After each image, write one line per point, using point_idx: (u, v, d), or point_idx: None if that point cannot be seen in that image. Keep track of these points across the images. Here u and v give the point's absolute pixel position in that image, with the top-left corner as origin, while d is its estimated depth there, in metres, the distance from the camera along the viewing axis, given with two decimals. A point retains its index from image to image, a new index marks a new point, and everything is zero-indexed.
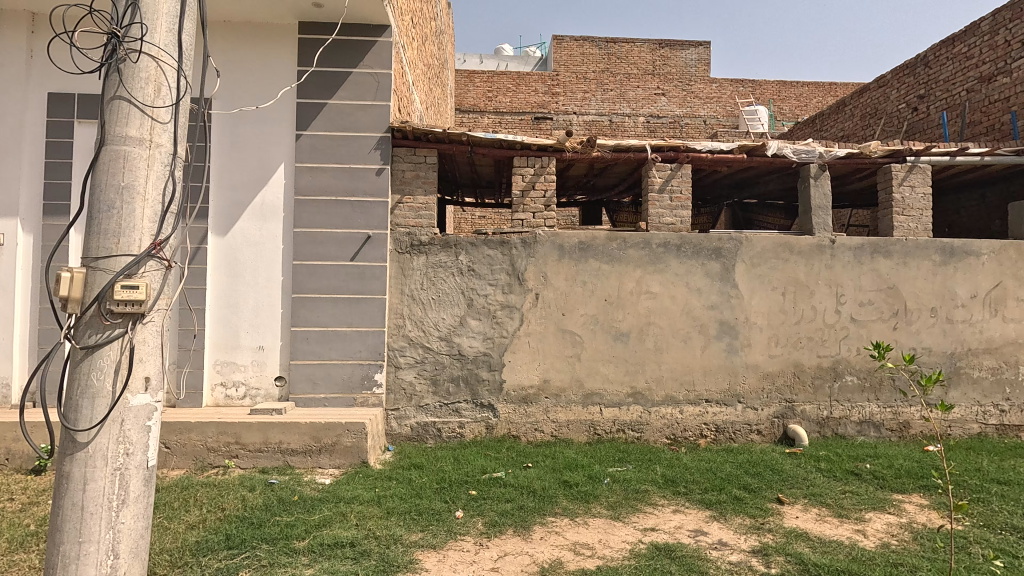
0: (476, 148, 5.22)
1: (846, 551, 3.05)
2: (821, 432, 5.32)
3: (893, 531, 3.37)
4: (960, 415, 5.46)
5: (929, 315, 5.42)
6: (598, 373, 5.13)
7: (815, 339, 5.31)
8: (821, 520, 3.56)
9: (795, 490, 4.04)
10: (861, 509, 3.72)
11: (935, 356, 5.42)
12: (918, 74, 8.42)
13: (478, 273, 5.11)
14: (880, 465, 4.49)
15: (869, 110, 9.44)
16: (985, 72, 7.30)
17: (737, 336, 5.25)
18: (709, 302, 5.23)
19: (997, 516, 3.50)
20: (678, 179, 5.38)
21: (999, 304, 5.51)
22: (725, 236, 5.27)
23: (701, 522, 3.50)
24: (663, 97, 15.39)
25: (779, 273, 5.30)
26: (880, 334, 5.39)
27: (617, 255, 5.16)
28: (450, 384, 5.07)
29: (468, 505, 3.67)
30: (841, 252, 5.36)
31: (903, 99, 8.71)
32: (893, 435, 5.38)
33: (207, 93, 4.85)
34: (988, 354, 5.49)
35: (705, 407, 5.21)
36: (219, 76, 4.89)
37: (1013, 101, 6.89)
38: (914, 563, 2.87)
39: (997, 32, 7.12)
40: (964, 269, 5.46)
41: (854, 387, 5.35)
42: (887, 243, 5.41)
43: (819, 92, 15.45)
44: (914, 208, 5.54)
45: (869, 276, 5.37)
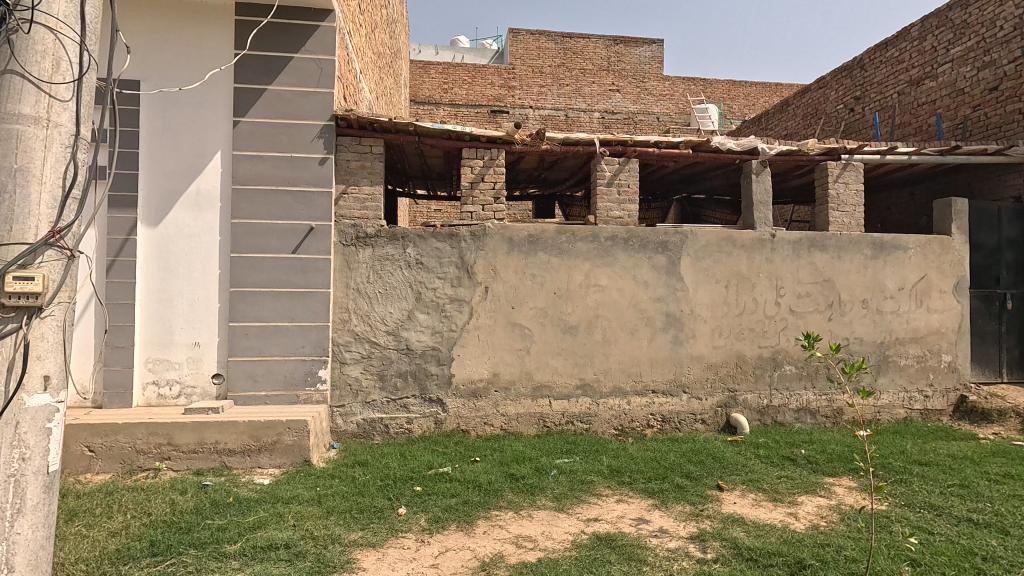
0: (425, 139, 5.14)
1: (778, 533, 3.16)
2: (761, 420, 5.50)
3: (823, 513, 3.51)
4: (888, 401, 5.75)
5: (862, 307, 5.68)
6: (548, 366, 5.14)
7: (756, 330, 5.49)
8: (757, 504, 3.67)
9: (734, 476, 4.15)
10: (795, 492, 3.86)
11: (867, 345, 5.69)
12: (855, 76, 8.79)
13: (427, 266, 5.03)
14: (813, 451, 4.68)
15: (810, 110, 9.82)
16: (914, 75, 7.69)
17: (683, 328, 5.36)
18: (656, 294, 5.32)
19: (916, 495, 3.70)
20: (626, 174, 5.45)
21: (925, 295, 5.82)
22: (671, 230, 5.35)
23: (643, 511, 3.56)
24: (618, 93, 15.53)
25: (723, 266, 5.44)
26: (816, 325, 5.60)
27: (566, 248, 5.18)
28: (398, 380, 4.97)
29: (411, 502, 3.61)
30: (780, 246, 5.54)
31: (841, 100, 9.09)
32: (828, 421, 5.62)
33: (117, 72, 4.51)
34: (914, 343, 5.80)
35: (653, 398, 5.30)
36: (130, 52, 4.59)
37: (939, 104, 7.30)
38: (839, 543, 2.99)
39: (925, 37, 7.50)
40: (894, 263, 5.74)
41: (792, 376, 5.56)
42: (823, 238, 5.62)
43: (766, 92, 16.03)
44: (849, 204, 5.79)
45: (807, 269, 5.58)
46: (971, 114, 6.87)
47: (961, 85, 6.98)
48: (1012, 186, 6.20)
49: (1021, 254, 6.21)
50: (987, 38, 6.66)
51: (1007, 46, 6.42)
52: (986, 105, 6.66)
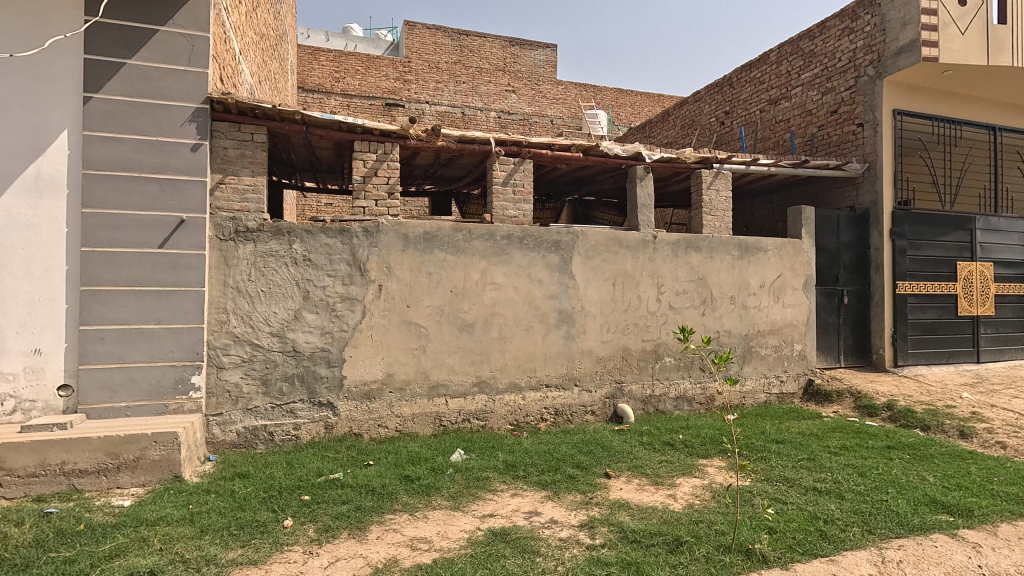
0: (313, 129, 4.90)
1: (659, 515, 3.39)
2: (645, 409, 5.88)
3: (697, 492, 3.83)
4: (751, 386, 6.40)
5: (730, 302, 6.27)
6: (444, 364, 5.10)
7: (640, 325, 5.85)
8: (640, 489, 3.92)
9: (621, 464, 4.40)
10: (674, 475, 4.18)
11: (734, 337, 6.30)
12: (725, 92, 9.67)
13: (315, 263, 4.77)
14: (689, 435, 5.09)
15: (688, 121, 10.66)
16: (772, 95, 8.63)
17: (575, 324, 5.57)
18: (549, 292, 5.48)
19: (773, 470, 4.16)
20: (521, 174, 5.59)
21: (781, 292, 6.55)
22: (564, 230, 5.54)
23: (537, 503, 3.65)
24: (513, 95, 15.82)
25: (611, 265, 5.73)
26: (692, 319, 6.09)
27: (462, 246, 5.17)
28: (283, 384, 4.68)
29: (298, 513, 3.41)
30: (661, 247, 5.95)
31: (714, 114, 9.96)
32: (702, 407, 6.15)
33: None
34: (772, 334, 6.51)
35: (546, 392, 5.47)
36: None
37: (792, 122, 8.26)
38: (710, 519, 3.28)
39: (781, 62, 8.44)
40: (756, 263, 6.41)
41: (672, 367, 6.00)
42: (698, 239, 6.13)
43: (650, 102, 17.28)
44: (719, 209, 6.37)
45: (684, 268, 6.05)
46: (817, 133, 7.87)
47: (809, 106, 7.97)
48: (848, 197, 7.37)
49: (855, 257, 7.17)
50: (829, 67, 7.65)
51: (844, 76, 7.42)
52: (829, 125, 7.67)
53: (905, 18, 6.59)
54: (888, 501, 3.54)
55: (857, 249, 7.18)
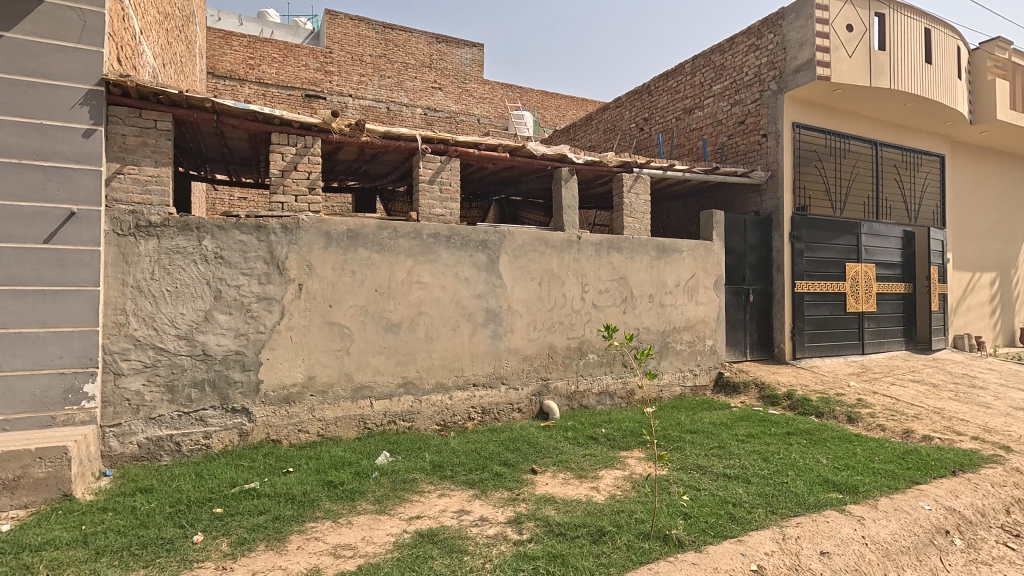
0: (226, 118, 4.66)
1: (583, 507, 3.50)
2: (570, 405, 6.03)
3: (619, 483, 3.99)
4: (668, 380, 6.74)
5: (648, 301, 6.57)
6: (368, 366, 4.97)
7: (565, 323, 6.00)
8: (565, 482, 4.03)
9: (546, 459, 4.49)
10: (597, 467, 4.33)
11: (653, 333, 6.60)
12: (644, 99, 10.10)
13: (228, 261, 4.49)
14: (611, 429, 5.29)
15: (610, 126, 11.05)
16: (687, 105, 9.12)
17: (501, 323, 5.62)
18: (476, 291, 5.49)
19: (687, 458, 4.42)
20: (447, 172, 5.57)
21: (694, 291, 6.95)
22: (491, 229, 5.57)
23: (464, 502, 3.65)
24: (440, 92, 15.68)
25: (537, 264, 5.83)
26: (613, 317, 6.33)
27: (387, 244, 5.06)
28: (192, 390, 4.37)
29: (210, 527, 3.20)
30: (585, 247, 6.13)
31: (633, 120, 10.38)
32: (623, 401, 6.40)
33: None
34: (687, 331, 6.90)
35: (473, 391, 5.47)
36: None
37: (704, 130, 8.77)
38: (630, 508, 3.43)
39: (695, 74, 8.95)
40: (672, 263, 6.76)
41: (595, 363, 6.20)
42: (620, 240, 6.37)
43: (573, 106, 17.84)
44: (638, 212, 6.68)
45: (607, 268, 6.27)
46: (726, 141, 8.41)
47: (720, 117, 8.50)
48: (753, 202, 7.94)
49: (759, 258, 7.73)
50: (737, 81, 8.21)
51: (750, 89, 7.99)
52: (736, 135, 8.23)
53: (803, 39, 7.21)
54: (788, 483, 3.86)
55: (762, 251, 7.74)
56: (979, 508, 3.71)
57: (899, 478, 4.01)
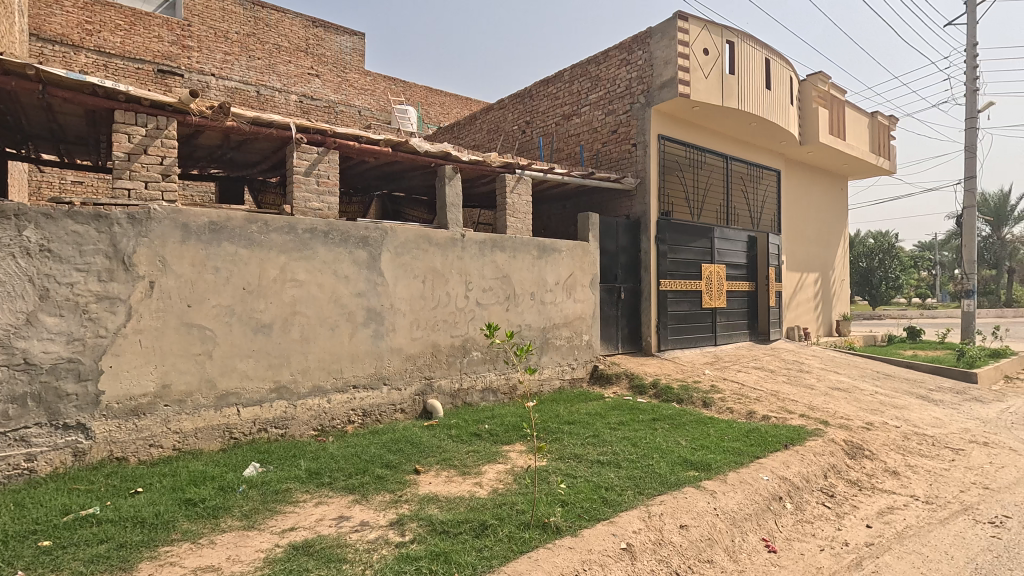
0: (55, 89, 4.03)
1: (465, 503, 3.53)
2: (453, 403, 6.03)
3: (501, 477, 4.08)
4: (549, 375, 7.01)
5: (529, 298, 6.78)
6: (234, 370, 4.57)
7: (449, 321, 5.99)
8: (449, 480, 4.03)
9: (429, 458, 4.46)
10: (480, 463, 4.38)
11: (534, 330, 6.82)
12: (526, 103, 10.38)
13: (57, 254, 3.88)
14: (494, 425, 5.38)
15: (493, 126, 11.22)
16: (565, 111, 9.53)
17: (383, 322, 5.47)
18: (356, 289, 5.28)
19: (564, 448, 4.64)
20: (325, 164, 5.31)
21: (572, 288, 7.30)
22: (372, 225, 5.39)
23: (343, 508, 3.51)
24: (317, 79, 14.86)
25: (421, 262, 5.77)
26: (496, 314, 6.44)
27: (257, 239, 4.70)
28: (10, 406, 3.72)
29: (33, 564, 2.74)
30: (469, 245, 6.17)
31: (516, 122, 10.62)
32: (505, 396, 6.54)
33: None
34: (565, 327, 7.22)
35: (353, 393, 5.26)
36: None
37: (582, 136, 9.24)
38: (511, 500, 3.53)
39: (573, 82, 9.39)
40: (552, 262, 7.03)
41: (478, 361, 6.27)
42: (503, 239, 6.50)
43: (457, 104, 17.91)
44: (520, 212, 6.90)
45: (490, 266, 6.37)
46: (601, 148, 8.93)
47: (595, 124, 9.01)
48: (625, 206, 8.52)
49: (630, 258, 8.31)
50: (611, 92, 8.75)
51: (622, 101, 8.56)
52: (610, 143, 8.77)
53: (667, 58, 7.88)
54: (653, 465, 4.21)
55: (632, 252, 8.33)
56: (804, 475, 4.34)
57: (744, 454, 4.54)
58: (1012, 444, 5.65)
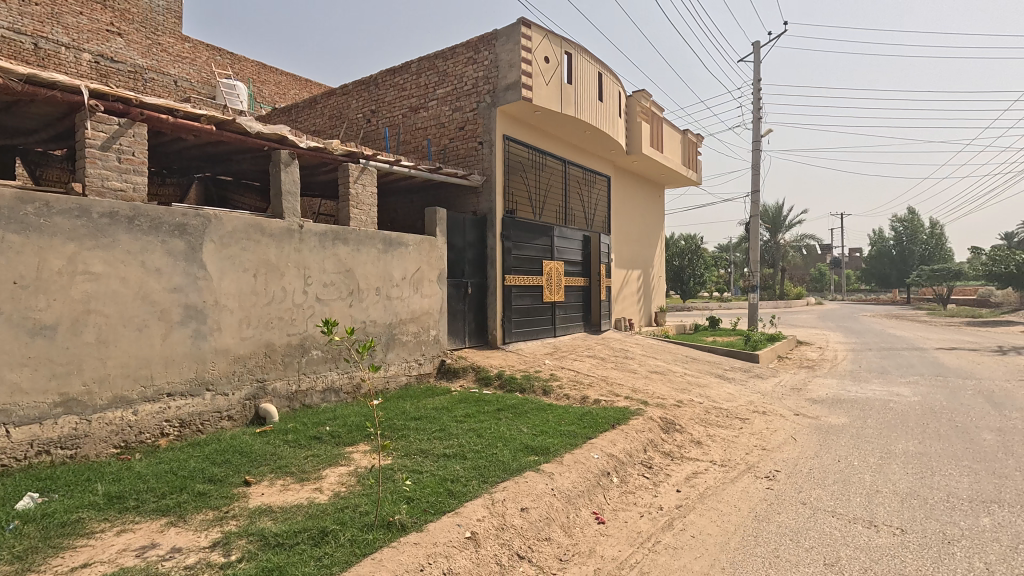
0: None
1: (303, 511, 3.31)
2: (291, 406, 5.62)
3: (343, 480, 3.91)
4: (395, 371, 6.87)
5: (374, 294, 6.57)
6: (2, 383, 3.68)
7: (284, 319, 5.56)
8: (284, 489, 3.74)
9: (262, 467, 4.10)
10: (320, 468, 4.14)
11: (379, 326, 6.64)
12: (371, 91, 9.99)
13: None
14: (335, 426, 5.13)
15: (335, 112, 10.61)
16: (413, 103, 9.38)
17: (205, 321, 4.88)
18: (171, 284, 4.64)
19: (410, 445, 4.59)
20: (129, 139, 4.57)
21: (419, 283, 7.23)
22: (191, 212, 4.78)
23: (154, 535, 3.07)
24: (120, 38, 12.71)
25: (251, 254, 5.26)
26: (339, 311, 6.14)
27: (35, 223, 3.87)
28: None
29: None
30: (307, 237, 5.79)
31: (360, 110, 10.18)
32: (349, 396, 6.27)
33: None
34: (412, 322, 7.13)
35: (168, 402, 4.61)
36: None
37: (429, 131, 9.17)
38: (354, 502, 3.40)
39: (420, 74, 9.28)
40: (398, 256, 6.90)
41: (318, 360, 5.91)
42: (345, 231, 6.21)
43: (294, 85, 16.71)
44: (364, 204, 6.66)
45: (331, 260, 6.04)
46: (448, 144, 8.97)
47: (442, 120, 9.02)
48: (471, 203, 8.68)
49: (477, 254, 8.48)
50: (458, 88, 8.83)
51: (469, 98, 8.69)
52: (457, 139, 8.85)
53: (511, 61, 8.19)
54: (496, 453, 4.37)
55: (478, 247, 8.50)
56: (628, 451, 4.84)
57: (578, 436, 4.92)
58: (781, 411, 6.92)
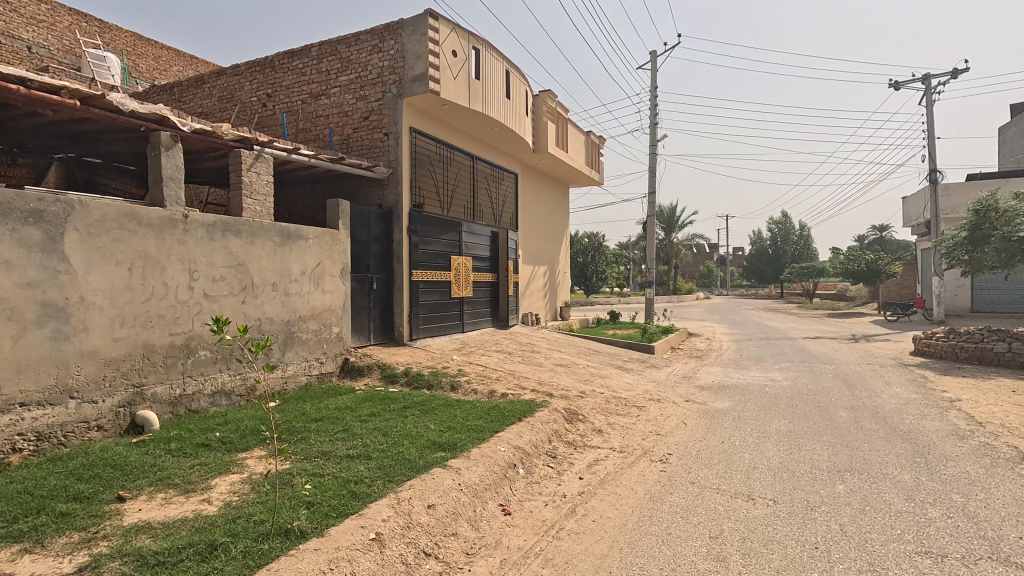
0: None
1: (188, 525, 3.05)
2: (174, 412, 5.14)
3: (235, 488, 3.66)
4: (293, 371, 6.51)
5: (271, 289, 6.19)
6: None
7: (166, 317, 5.07)
8: (166, 503, 3.42)
9: (139, 481, 3.72)
10: (209, 477, 3.84)
11: (275, 324, 6.26)
12: (266, 74, 9.37)
13: None
14: (226, 431, 4.78)
15: (226, 94, 9.83)
16: (313, 90, 8.92)
17: (69, 320, 4.33)
18: (25, 278, 4.06)
19: (309, 448, 4.38)
20: None
21: (320, 279, 6.91)
22: (50, 197, 4.21)
23: (3, 565, 2.69)
24: None
25: (125, 246, 4.74)
26: (230, 308, 5.71)
27: None
28: None
29: None
30: (193, 228, 5.32)
31: (254, 93, 9.51)
32: (242, 399, 5.85)
33: None
34: (312, 319, 6.80)
35: (21, 414, 4.01)
36: None
37: (331, 119, 8.77)
38: (248, 511, 3.19)
39: (321, 60, 8.85)
40: (296, 250, 6.54)
41: (206, 361, 5.46)
42: (237, 222, 5.78)
43: (177, 61, 15.28)
44: (259, 193, 6.24)
45: (221, 253, 5.60)
46: (351, 134, 8.64)
47: (345, 108, 8.66)
48: (376, 196, 8.44)
49: (382, 249, 8.25)
50: (362, 77, 8.53)
51: (373, 88, 8.43)
52: (361, 129, 8.55)
53: (418, 53, 8.05)
54: (402, 451, 4.29)
55: (383, 242, 8.28)
56: (534, 442, 4.96)
57: (485, 430, 4.97)
58: (674, 398, 7.43)
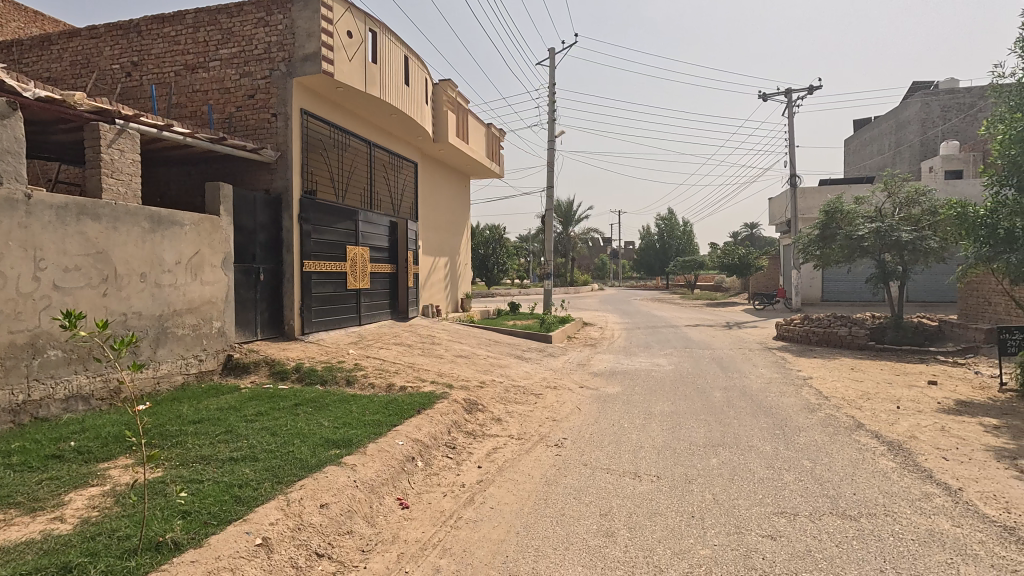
0: None
1: (35, 548, 2.68)
2: (16, 421, 4.47)
3: (95, 503, 3.27)
4: (167, 370, 5.92)
5: (138, 280, 5.57)
6: None
7: (3, 312, 4.39)
8: (5, 526, 2.98)
9: None
10: (61, 492, 3.39)
11: (144, 319, 5.64)
12: (131, 39, 8.35)
13: None
14: (84, 440, 4.25)
15: (80, 58, 8.63)
16: (188, 61, 8.10)
17: None
18: None
19: (185, 453, 4.02)
20: None
21: (198, 269, 6.34)
22: None
23: None
24: None
25: None
26: (87, 301, 5.06)
27: None
28: None
29: None
30: (39, 210, 4.64)
31: (116, 60, 8.44)
32: (104, 403, 5.22)
33: None
34: (189, 313, 6.22)
35: None
36: None
37: (209, 95, 8.02)
38: (112, 527, 2.87)
39: (198, 29, 8.07)
40: (169, 237, 5.94)
41: (57, 361, 4.80)
42: (95, 205, 5.14)
43: (15, 15, 13.12)
44: (123, 173, 5.58)
45: (75, 239, 4.94)
46: (234, 113, 7.99)
47: (227, 84, 7.97)
48: (264, 181, 7.88)
49: (269, 237, 7.73)
50: (246, 52, 7.90)
51: (259, 64, 7.84)
52: (245, 108, 7.93)
53: (309, 31, 7.60)
54: (292, 451, 4.08)
55: (271, 230, 7.75)
56: (432, 434, 4.93)
57: (382, 425, 4.86)
58: (569, 385, 7.73)
